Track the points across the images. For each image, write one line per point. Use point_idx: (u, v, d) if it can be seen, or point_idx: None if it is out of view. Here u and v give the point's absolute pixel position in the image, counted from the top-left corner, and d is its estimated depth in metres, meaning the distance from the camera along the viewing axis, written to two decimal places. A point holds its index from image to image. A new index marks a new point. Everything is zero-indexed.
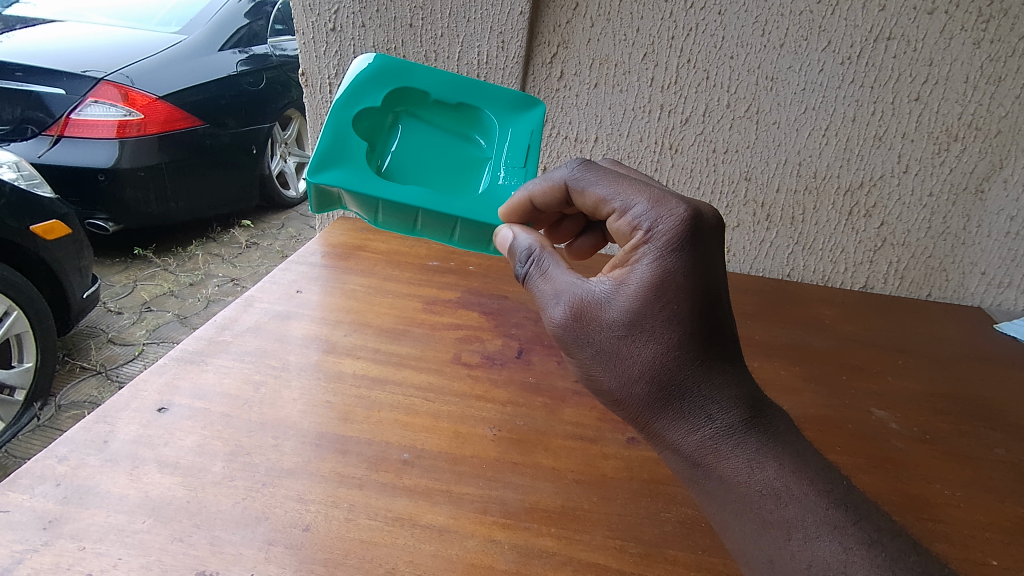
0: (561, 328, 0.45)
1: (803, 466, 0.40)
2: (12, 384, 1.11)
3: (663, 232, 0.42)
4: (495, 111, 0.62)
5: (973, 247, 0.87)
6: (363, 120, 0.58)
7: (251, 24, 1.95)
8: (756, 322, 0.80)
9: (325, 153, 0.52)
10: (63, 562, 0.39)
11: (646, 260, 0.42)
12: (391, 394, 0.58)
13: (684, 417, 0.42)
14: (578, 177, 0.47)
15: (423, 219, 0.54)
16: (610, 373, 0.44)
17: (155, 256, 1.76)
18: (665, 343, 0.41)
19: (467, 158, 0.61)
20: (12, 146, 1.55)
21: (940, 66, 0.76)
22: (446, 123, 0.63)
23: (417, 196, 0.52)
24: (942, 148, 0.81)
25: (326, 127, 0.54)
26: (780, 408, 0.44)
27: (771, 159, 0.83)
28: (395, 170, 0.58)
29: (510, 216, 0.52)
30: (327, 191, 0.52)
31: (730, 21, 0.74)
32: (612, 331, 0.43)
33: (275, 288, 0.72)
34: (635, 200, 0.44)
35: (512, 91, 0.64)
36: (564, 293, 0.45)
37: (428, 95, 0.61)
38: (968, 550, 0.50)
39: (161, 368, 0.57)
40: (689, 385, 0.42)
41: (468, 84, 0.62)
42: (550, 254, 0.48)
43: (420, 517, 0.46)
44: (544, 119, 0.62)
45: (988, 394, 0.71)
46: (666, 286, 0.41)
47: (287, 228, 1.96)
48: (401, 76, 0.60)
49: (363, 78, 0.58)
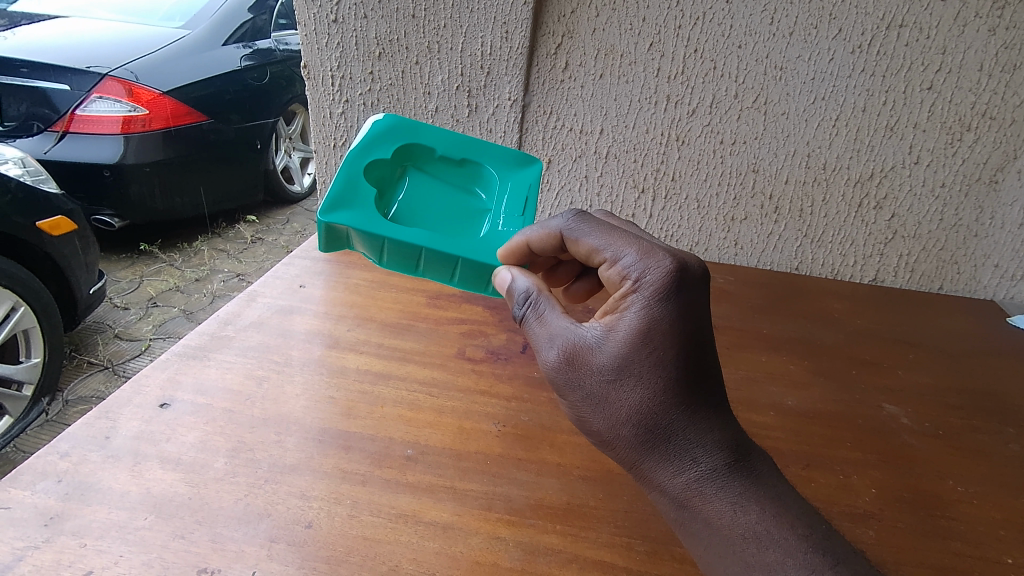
0: (553, 371, 0.44)
1: (784, 509, 0.40)
2: (21, 380, 1.11)
3: (651, 282, 0.41)
4: (496, 166, 0.62)
5: (985, 240, 0.86)
6: (373, 172, 0.57)
7: (254, 18, 1.94)
8: (764, 315, 0.79)
9: (337, 195, 0.51)
10: (64, 559, 0.39)
11: (634, 308, 0.41)
12: (395, 390, 0.58)
13: (670, 459, 0.41)
14: (573, 227, 0.46)
15: (425, 259, 0.52)
16: (599, 415, 0.42)
17: (161, 251, 1.74)
18: (653, 389, 0.40)
19: (469, 209, 0.59)
20: (19, 142, 1.57)
21: (953, 54, 0.74)
22: (449, 177, 0.62)
23: (421, 237, 0.51)
24: (954, 138, 0.79)
25: (339, 174, 0.53)
26: (763, 450, 0.43)
27: (780, 150, 0.81)
28: (401, 218, 0.56)
29: (509, 258, 0.51)
30: (337, 231, 0.50)
31: (738, 9, 0.73)
32: (601, 374, 0.42)
33: (278, 283, 0.71)
34: (624, 250, 0.43)
35: (512, 149, 0.64)
36: (558, 337, 0.44)
37: (434, 151, 0.61)
38: (982, 548, 0.49)
39: (164, 364, 0.57)
40: (674, 428, 0.41)
41: (472, 142, 0.62)
42: (547, 298, 0.46)
43: (424, 514, 0.46)
44: (542, 175, 0.61)
45: (1002, 390, 0.69)
46: (654, 333, 0.40)
47: (293, 224, 2.00)
48: (411, 133, 0.60)
49: (375, 133, 0.58)
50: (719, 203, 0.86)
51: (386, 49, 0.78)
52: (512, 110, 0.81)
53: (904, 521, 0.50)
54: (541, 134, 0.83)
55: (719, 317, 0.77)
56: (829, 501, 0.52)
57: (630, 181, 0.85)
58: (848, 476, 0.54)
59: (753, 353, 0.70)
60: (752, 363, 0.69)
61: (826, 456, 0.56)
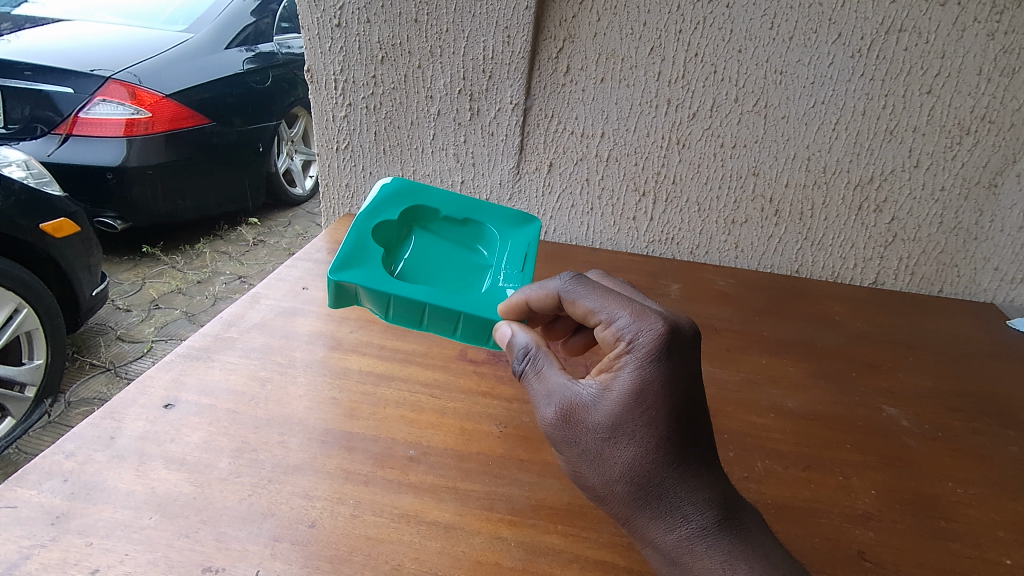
0: (550, 428, 0.44)
1: (776, 570, 0.39)
2: (23, 381, 1.12)
3: (643, 344, 0.41)
4: (496, 224, 0.65)
5: (985, 242, 0.86)
6: (380, 232, 0.58)
7: (257, 22, 1.95)
8: (765, 318, 0.79)
9: (346, 255, 0.52)
10: (70, 557, 0.39)
11: (628, 368, 0.42)
12: (398, 391, 0.58)
13: (661, 517, 0.41)
14: (569, 288, 0.47)
15: (429, 314, 0.52)
16: (594, 471, 0.42)
17: (163, 254, 1.83)
18: (646, 447, 0.40)
19: (472, 265, 0.61)
20: (23, 145, 1.57)
21: (952, 58, 0.74)
22: (453, 236, 0.64)
23: (426, 292, 0.52)
24: (953, 142, 0.79)
25: (349, 236, 0.55)
26: (754, 507, 0.43)
27: (781, 153, 0.82)
28: (407, 275, 0.57)
29: (509, 313, 0.51)
30: (346, 289, 0.51)
31: (739, 14, 0.73)
32: (596, 432, 0.42)
33: (281, 285, 0.72)
34: (618, 312, 0.44)
35: (510, 208, 0.67)
36: (555, 395, 0.44)
37: (438, 212, 0.64)
38: (981, 549, 0.49)
39: (169, 365, 0.57)
40: (666, 486, 0.41)
41: (473, 203, 0.65)
42: (545, 353, 0.47)
43: (427, 514, 0.46)
44: (540, 233, 0.65)
45: (1001, 391, 0.70)
46: (646, 393, 0.41)
47: (294, 226, 2.07)
48: (416, 196, 0.63)
49: (382, 197, 0.61)
50: (720, 206, 0.87)
51: (388, 53, 0.79)
52: (513, 114, 0.81)
53: (903, 520, 0.51)
54: (542, 137, 0.83)
55: (720, 320, 0.77)
56: (828, 502, 0.52)
57: (631, 184, 0.86)
58: (848, 477, 0.55)
59: (753, 355, 0.71)
60: (752, 364, 0.69)
61: (825, 458, 0.57)
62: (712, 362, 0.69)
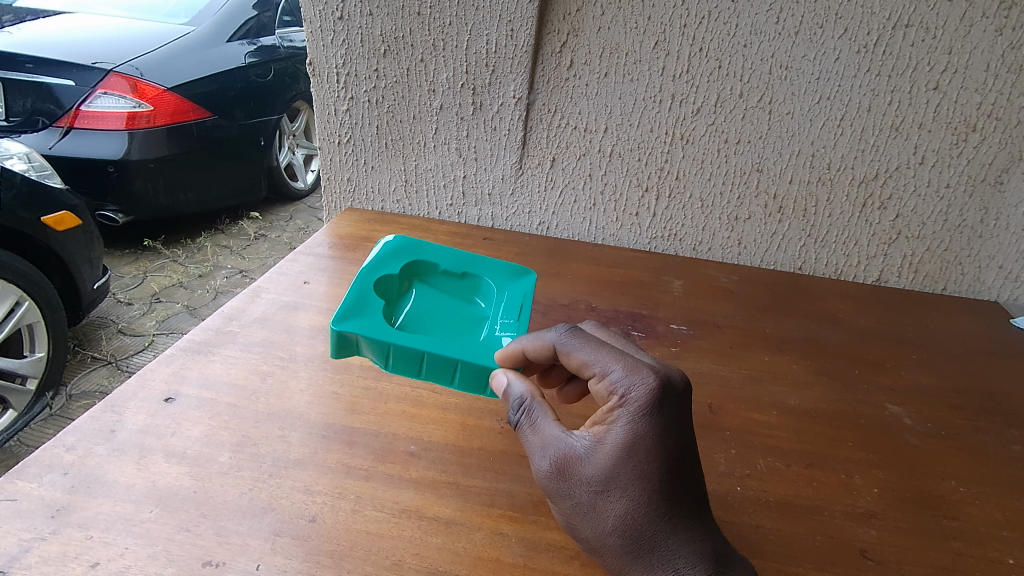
0: (545, 480, 0.43)
1: None
2: (25, 374, 1.12)
3: (636, 399, 0.41)
4: (493, 277, 0.64)
5: (990, 240, 0.85)
6: (380, 286, 0.59)
7: (259, 15, 1.95)
8: (768, 315, 0.79)
9: (348, 307, 0.53)
10: (70, 550, 0.39)
11: (620, 423, 0.41)
12: (399, 386, 0.58)
13: (653, 570, 0.41)
14: (564, 340, 0.46)
15: (427, 363, 0.51)
16: (587, 523, 0.42)
17: (164, 248, 1.82)
18: (637, 500, 0.41)
19: (470, 315, 0.60)
20: (24, 138, 1.55)
21: (960, 54, 0.73)
22: (452, 290, 0.64)
23: (425, 341, 0.51)
24: (960, 139, 0.79)
25: (351, 289, 0.55)
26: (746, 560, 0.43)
27: (785, 149, 0.81)
28: (407, 326, 0.56)
29: (505, 361, 0.50)
30: (347, 338, 0.51)
31: (744, 8, 0.72)
32: (589, 485, 0.41)
33: (282, 279, 0.71)
34: (612, 365, 0.43)
35: (507, 262, 0.67)
36: (549, 447, 0.43)
37: (438, 266, 0.64)
38: (984, 547, 0.49)
39: (170, 358, 0.57)
40: (657, 540, 0.41)
41: (471, 258, 0.65)
42: (540, 404, 0.45)
43: (427, 509, 0.46)
44: (536, 285, 0.64)
45: (1003, 389, 0.70)
46: (639, 448, 0.41)
47: (295, 221, 2.08)
48: (416, 252, 0.63)
49: (383, 254, 0.62)
50: (723, 202, 0.86)
51: (391, 46, 0.78)
52: (516, 108, 0.80)
53: (905, 518, 0.51)
54: (545, 132, 0.83)
55: (723, 318, 0.77)
56: (830, 500, 0.52)
57: (634, 180, 0.85)
58: (850, 475, 0.54)
59: (755, 351, 0.71)
60: (755, 363, 0.69)
61: (828, 455, 0.57)
62: (713, 359, 0.68)
